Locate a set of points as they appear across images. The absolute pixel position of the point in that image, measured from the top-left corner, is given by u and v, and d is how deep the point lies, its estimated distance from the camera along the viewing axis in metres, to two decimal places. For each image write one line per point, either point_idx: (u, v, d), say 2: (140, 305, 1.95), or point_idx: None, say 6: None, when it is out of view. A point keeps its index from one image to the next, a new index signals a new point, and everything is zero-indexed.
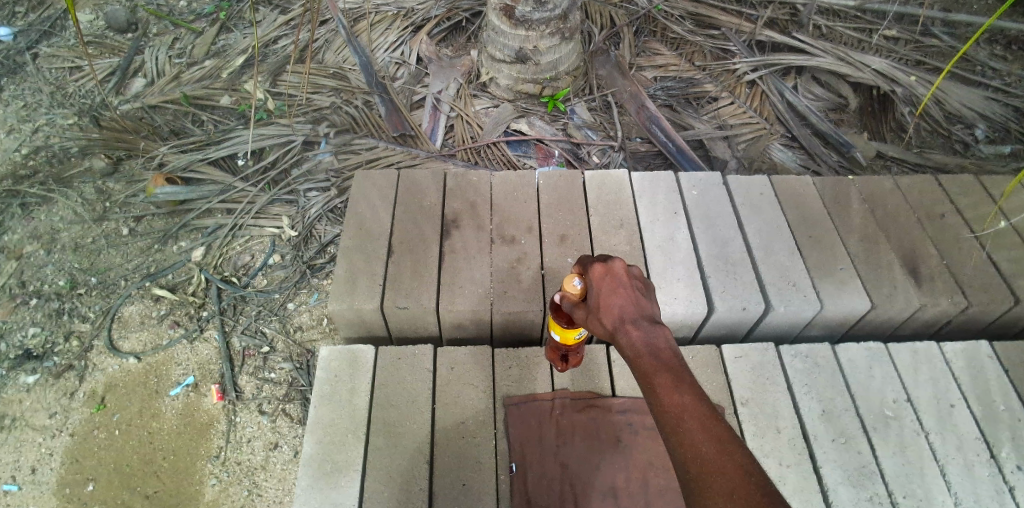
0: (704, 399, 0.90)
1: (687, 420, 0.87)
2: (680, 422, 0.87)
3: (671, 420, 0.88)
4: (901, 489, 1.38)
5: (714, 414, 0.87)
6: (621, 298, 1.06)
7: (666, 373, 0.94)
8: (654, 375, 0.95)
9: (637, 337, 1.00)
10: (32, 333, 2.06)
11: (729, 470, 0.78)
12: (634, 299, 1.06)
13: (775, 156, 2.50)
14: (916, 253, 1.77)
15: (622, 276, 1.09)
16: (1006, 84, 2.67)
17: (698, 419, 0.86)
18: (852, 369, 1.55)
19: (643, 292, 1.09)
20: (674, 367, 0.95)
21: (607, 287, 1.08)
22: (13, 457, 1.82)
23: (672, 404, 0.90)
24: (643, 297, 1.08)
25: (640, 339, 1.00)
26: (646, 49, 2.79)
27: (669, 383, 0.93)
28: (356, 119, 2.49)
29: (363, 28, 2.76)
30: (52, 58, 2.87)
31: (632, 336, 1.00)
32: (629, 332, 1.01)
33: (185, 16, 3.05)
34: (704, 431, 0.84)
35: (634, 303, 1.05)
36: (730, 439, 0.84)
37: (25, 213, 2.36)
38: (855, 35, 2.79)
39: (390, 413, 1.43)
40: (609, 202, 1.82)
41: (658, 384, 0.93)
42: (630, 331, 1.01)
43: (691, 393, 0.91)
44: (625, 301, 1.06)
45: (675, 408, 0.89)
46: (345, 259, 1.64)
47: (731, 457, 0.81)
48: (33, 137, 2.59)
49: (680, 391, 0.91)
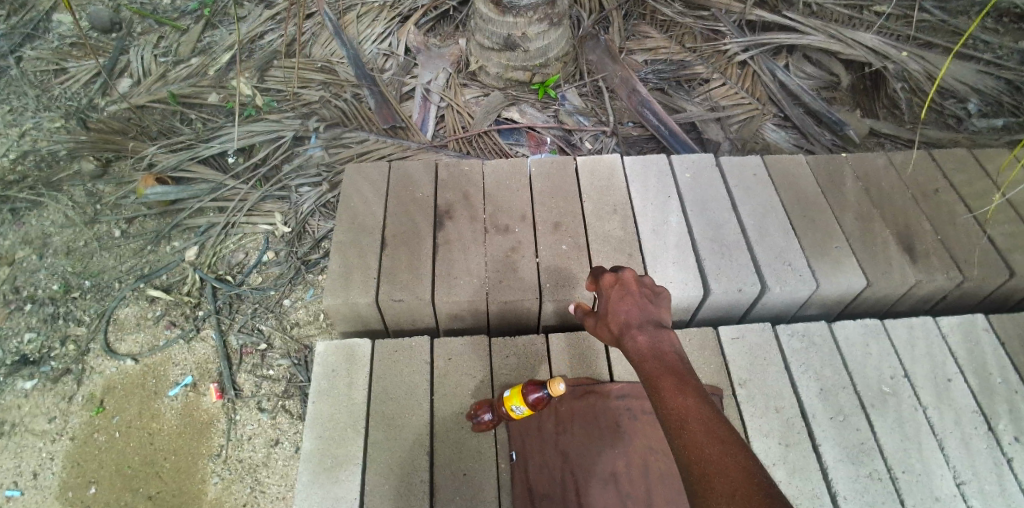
0: (706, 401, 0.91)
1: (691, 423, 0.87)
2: (684, 424, 0.88)
3: (675, 422, 0.89)
4: (900, 464, 1.38)
5: (717, 416, 0.88)
6: (629, 305, 1.09)
7: (670, 378, 0.96)
8: (658, 379, 0.97)
9: (643, 341, 1.03)
10: (28, 338, 2.05)
11: (733, 471, 0.79)
12: (641, 305, 1.09)
13: (768, 137, 2.49)
14: (911, 230, 1.77)
15: (631, 284, 1.12)
16: (999, 57, 2.64)
17: (702, 421, 0.87)
18: (849, 347, 1.55)
19: (651, 298, 1.11)
20: (680, 372, 0.97)
21: (616, 295, 1.11)
22: (14, 463, 1.82)
23: (676, 406, 0.91)
24: (652, 302, 1.11)
25: (645, 343, 1.02)
26: (635, 32, 2.77)
27: (673, 387, 0.94)
28: (346, 113, 2.44)
29: (351, 20, 2.73)
30: (36, 61, 2.83)
31: (637, 341, 1.03)
32: (634, 336, 1.04)
33: (170, 14, 3.01)
34: (707, 433, 0.85)
35: (641, 309, 1.08)
36: (733, 441, 0.84)
37: (15, 219, 2.34)
38: (846, 12, 2.77)
39: (389, 407, 1.43)
40: (602, 188, 1.80)
41: (662, 388, 0.95)
42: (637, 336, 1.04)
43: (694, 397, 0.92)
44: (633, 308, 1.09)
45: (679, 411, 0.90)
46: (339, 254, 1.63)
47: (735, 458, 0.81)
48: (20, 141, 2.56)
49: (684, 394, 0.92)
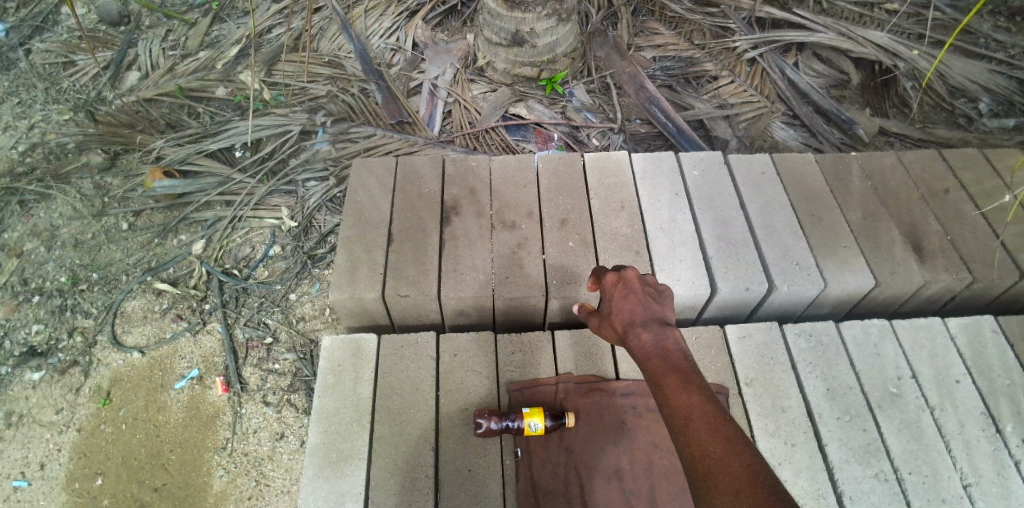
0: (711, 399, 0.90)
1: (695, 421, 0.87)
2: (688, 423, 0.87)
3: (678, 421, 0.88)
4: (907, 465, 1.38)
5: (721, 414, 0.87)
6: (632, 303, 1.09)
7: (674, 375, 0.95)
8: (663, 377, 0.96)
9: (647, 338, 1.03)
10: (35, 330, 2.07)
11: (736, 471, 0.77)
12: (644, 303, 1.09)
13: (776, 135, 2.48)
14: (921, 230, 1.75)
15: (634, 283, 1.12)
16: (1011, 56, 2.61)
17: (705, 420, 0.86)
18: (856, 347, 1.54)
19: (655, 296, 1.12)
20: (683, 368, 0.97)
21: (619, 294, 1.12)
22: (23, 453, 1.83)
23: (680, 404, 0.90)
24: (656, 300, 1.11)
25: (649, 340, 1.02)
26: (644, 29, 2.75)
27: (677, 385, 0.93)
28: (353, 107, 2.45)
29: (358, 14, 2.72)
30: (45, 54, 2.84)
31: (642, 338, 1.03)
32: (638, 333, 1.04)
33: (178, 8, 3.01)
34: (711, 432, 0.84)
35: (644, 307, 1.08)
36: (738, 440, 0.83)
37: (24, 211, 2.36)
38: (857, 9, 2.73)
39: (394, 402, 1.42)
40: (609, 185, 1.80)
41: (666, 386, 0.94)
42: (640, 333, 1.04)
43: (699, 394, 0.91)
44: (636, 306, 1.09)
45: (683, 409, 0.89)
46: (345, 249, 1.63)
47: (738, 457, 0.80)
48: (29, 134, 2.57)
49: (688, 392, 0.92)
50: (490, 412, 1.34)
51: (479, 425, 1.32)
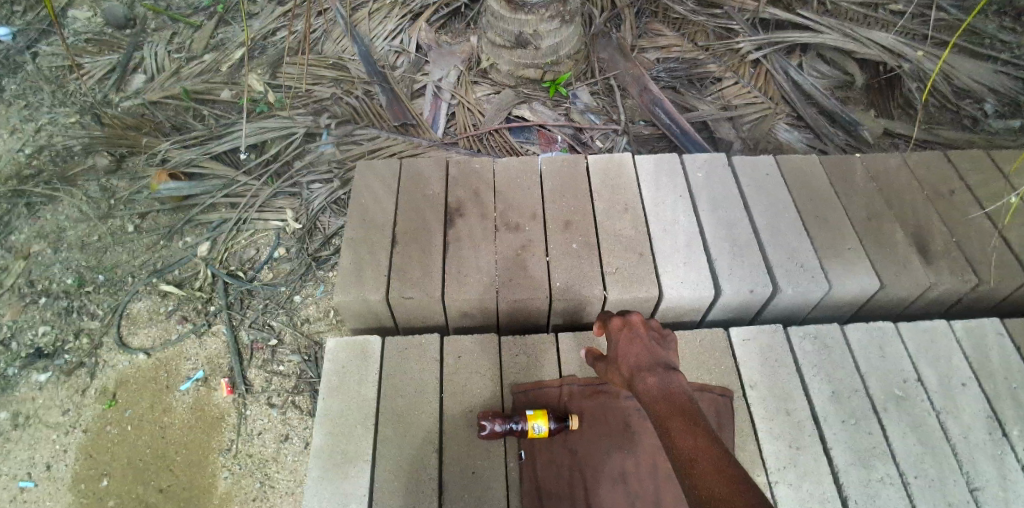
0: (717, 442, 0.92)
1: (701, 463, 0.89)
2: (694, 464, 0.89)
3: (685, 463, 0.91)
4: (912, 468, 1.37)
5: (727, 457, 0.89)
6: (638, 349, 1.12)
7: (681, 418, 0.98)
8: (669, 420, 0.99)
9: (653, 383, 1.06)
10: (42, 332, 2.08)
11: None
12: (650, 349, 1.12)
13: (781, 136, 2.47)
14: (926, 232, 1.74)
15: (640, 328, 1.15)
16: (1017, 57, 2.59)
17: (711, 462, 0.88)
18: (861, 350, 1.54)
19: (660, 340, 1.15)
20: (689, 412, 0.99)
21: (625, 339, 1.15)
22: (29, 454, 1.85)
23: (686, 447, 0.93)
24: (661, 344, 1.14)
25: (655, 385, 1.05)
26: (647, 30, 2.75)
27: (684, 428, 0.96)
28: (357, 110, 2.45)
29: (362, 17, 2.73)
30: (52, 57, 2.86)
31: (648, 383, 1.06)
32: (645, 378, 1.07)
33: (183, 11, 3.02)
34: (716, 474, 0.86)
35: (650, 352, 1.12)
36: (743, 480, 0.85)
37: (31, 213, 2.37)
38: (861, 10, 2.73)
39: (399, 404, 1.43)
40: (613, 187, 1.80)
41: (673, 430, 0.97)
42: (647, 378, 1.07)
43: (704, 437, 0.93)
44: (642, 352, 1.12)
45: (690, 452, 0.91)
46: (350, 251, 1.64)
47: (742, 495, 0.82)
48: (36, 136, 2.59)
49: (694, 435, 0.94)
50: (494, 414, 1.34)
51: (483, 428, 1.31)
